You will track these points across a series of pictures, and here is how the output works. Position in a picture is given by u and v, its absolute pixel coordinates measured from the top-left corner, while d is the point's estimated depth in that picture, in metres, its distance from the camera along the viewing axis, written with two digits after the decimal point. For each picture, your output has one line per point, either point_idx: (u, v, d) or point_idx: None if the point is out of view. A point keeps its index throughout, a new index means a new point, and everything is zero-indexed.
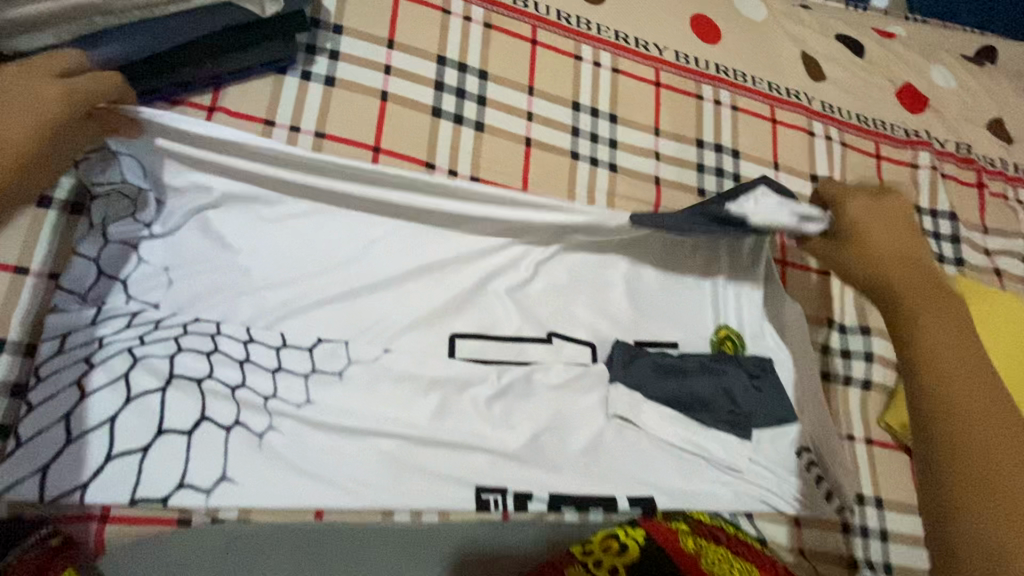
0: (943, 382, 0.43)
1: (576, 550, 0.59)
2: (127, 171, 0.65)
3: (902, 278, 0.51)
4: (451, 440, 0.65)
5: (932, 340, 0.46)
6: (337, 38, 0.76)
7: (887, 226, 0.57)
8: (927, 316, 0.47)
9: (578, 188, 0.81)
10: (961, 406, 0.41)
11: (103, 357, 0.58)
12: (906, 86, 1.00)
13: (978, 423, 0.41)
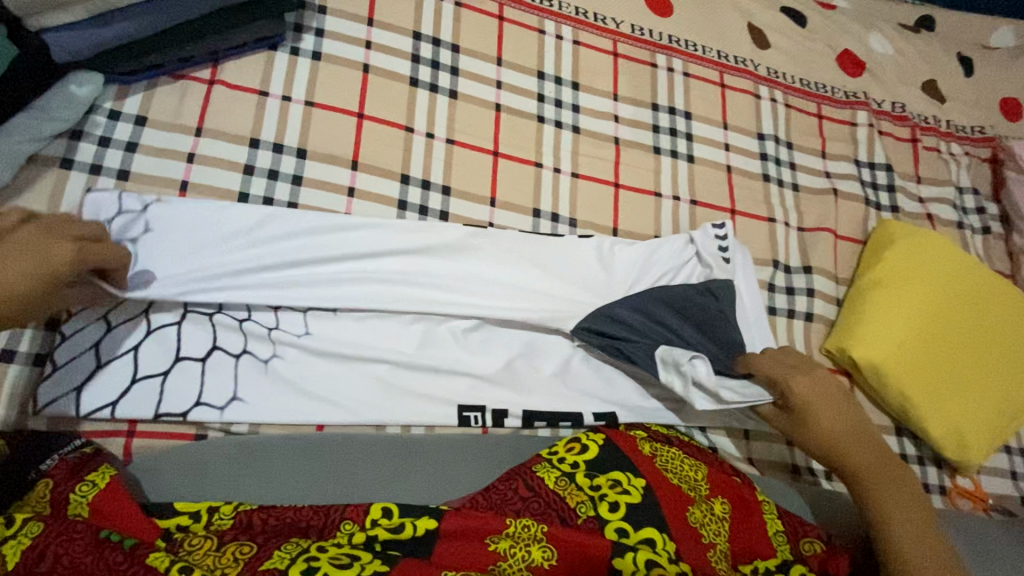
0: (883, 498, 0.65)
1: (543, 452, 0.65)
2: (140, 137, 0.74)
3: (840, 435, 0.69)
4: (436, 365, 0.73)
5: (867, 475, 0.67)
6: (322, 17, 0.85)
7: (823, 399, 0.71)
8: (849, 447, 0.68)
9: (544, 147, 0.90)
10: (901, 517, 0.63)
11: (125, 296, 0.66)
12: (845, 52, 1.09)
13: (906, 527, 0.62)
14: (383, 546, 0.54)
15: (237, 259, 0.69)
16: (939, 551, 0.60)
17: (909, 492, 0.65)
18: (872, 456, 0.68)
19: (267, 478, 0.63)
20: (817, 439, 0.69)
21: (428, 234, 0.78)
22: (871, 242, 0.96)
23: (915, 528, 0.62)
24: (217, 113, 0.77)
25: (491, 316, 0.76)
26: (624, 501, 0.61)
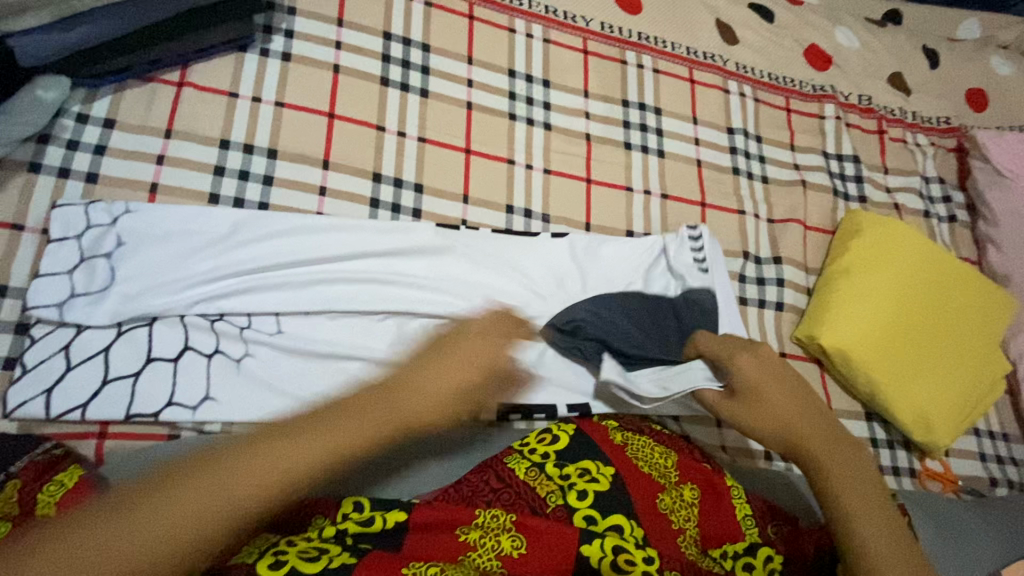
0: (828, 464, 0.65)
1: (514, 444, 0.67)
2: (110, 139, 0.74)
3: (788, 418, 0.69)
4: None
5: (817, 456, 0.66)
6: (291, 18, 0.85)
7: (767, 373, 0.72)
8: (797, 428, 0.68)
9: (516, 144, 0.91)
10: (843, 481, 0.64)
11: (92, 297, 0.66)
12: (813, 47, 1.12)
13: (849, 489, 0.63)
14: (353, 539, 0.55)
15: (208, 259, 0.70)
16: (879, 511, 0.61)
17: (859, 473, 0.65)
18: (820, 437, 0.68)
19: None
20: (763, 422, 0.69)
21: (400, 231, 0.79)
22: (839, 231, 0.98)
23: (866, 506, 0.61)
24: (186, 115, 0.78)
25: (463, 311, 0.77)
26: (592, 489, 0.62)
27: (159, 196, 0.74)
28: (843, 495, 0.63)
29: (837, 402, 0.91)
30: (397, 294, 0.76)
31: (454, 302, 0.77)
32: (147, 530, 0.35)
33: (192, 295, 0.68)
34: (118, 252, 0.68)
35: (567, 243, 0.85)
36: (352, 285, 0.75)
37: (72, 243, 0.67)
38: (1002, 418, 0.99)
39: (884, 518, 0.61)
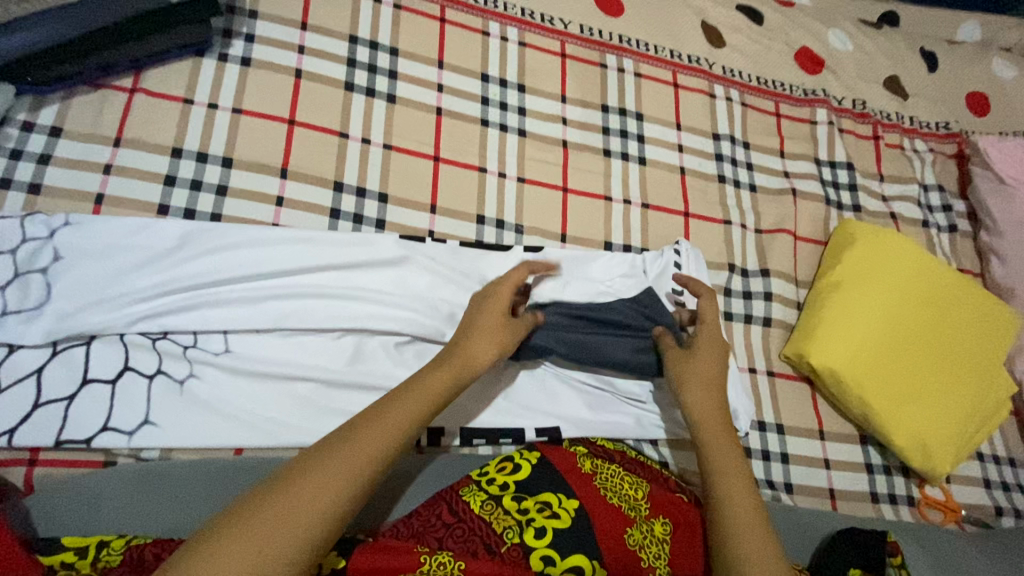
0: (712, 445, 0.63)
1: (473, 474, 0.62)
2: (57, 148, 0.71)
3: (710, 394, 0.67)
4: (365, 383, 0.69)
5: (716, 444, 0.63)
6: (252, 22, 0.82)
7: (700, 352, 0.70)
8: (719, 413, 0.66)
9: (489, 152, 0.87)
10: (725, 464, 0.62)
11: (25, 316, 0.62)
12: (804, 50, 1.07)
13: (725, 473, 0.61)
14: None
15: (153, 276, 0.66)
16: (745, 497, 0.59)
17: (740, 456, 0.63)
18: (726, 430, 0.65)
19: (171, 505, 0.59)
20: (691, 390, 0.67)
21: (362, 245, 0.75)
22: (831, 242, 0.93)
23: (736, 492, 0.60)
24: (138, 123, 0.74)
25: (425, 328, 0.73)
26: (550, 526, 0.57)
27: (106, 208, 0.70)
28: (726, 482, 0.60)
29: (829, 425, 0.86)
30: (356, 311, 0.71)
31: (417, 319, 0.73)
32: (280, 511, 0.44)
33: (133, 312, 0.64)
34: (56, 266, 0.64)
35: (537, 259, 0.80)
36: (307, 302, 0.70)
37: (6, 257, 0.63)
38: (1008, 442, 0.93)
39: (746, 505, 0.59)
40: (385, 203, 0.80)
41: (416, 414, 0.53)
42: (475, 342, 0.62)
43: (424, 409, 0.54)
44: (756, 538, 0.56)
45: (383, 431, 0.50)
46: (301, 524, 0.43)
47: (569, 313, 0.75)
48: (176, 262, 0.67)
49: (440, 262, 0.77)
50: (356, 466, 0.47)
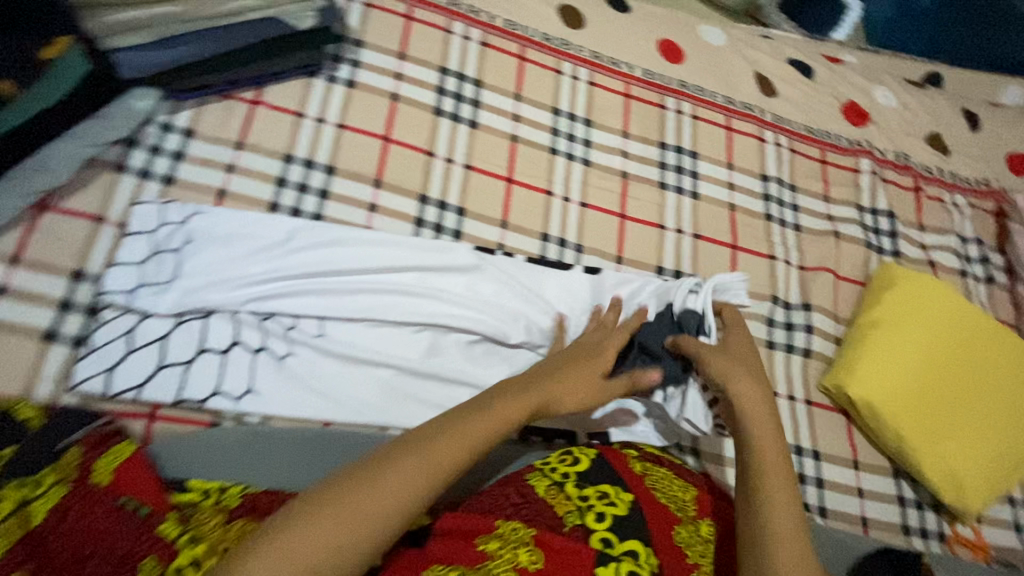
0: (757, 450, 0.66)
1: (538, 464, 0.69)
2: (188, 147, 0.81)
3: (754, 382, 0.71)
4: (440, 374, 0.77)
5: (761, 453, 0.65)
6: (358, 50, 0.93)
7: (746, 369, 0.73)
8: (759, 426, 0.68)
9: (556, 178, 0.95)
10: (768, 469, 0.64)
11: (156, 287, 0.71)
12: (850, 103, 1.15)
13: (767, 477, 0.64)
14: None
15: (262, 262, 0.75)
16: (785, 497, 0.63)
17: (785, 461, 0.66)
18: (771, 442, 0.67)
19: (275, 464, 0.67)
20: (731, 376, 0.71)
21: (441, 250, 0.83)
22: (870, 283, 0.98)
23: (781, 495, 0.63)
24: (258, 131, 0.84)
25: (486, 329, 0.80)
26: (610, 513, 0.62)
27: (226, 202, 0.80)
28: (770, 492, 0.63)
29: (864, 455, 0.90)
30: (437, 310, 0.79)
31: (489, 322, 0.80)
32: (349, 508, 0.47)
33: (245, 294, 0.73)
34: (185, 248, 0.73)
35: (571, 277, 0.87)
36: (395, 299, 0.78)
37: (147, 237, 0.73)
38: None
39: (786, 506, 0.62)
40: (462, 215, 0.89)
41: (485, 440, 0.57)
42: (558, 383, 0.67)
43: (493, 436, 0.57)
44: (798, 538, 0.60)
45: (453, 450, 0.54)
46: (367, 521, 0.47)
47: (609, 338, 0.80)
48: (284, 253, 0.76)
49: (510, 273, 0.85)
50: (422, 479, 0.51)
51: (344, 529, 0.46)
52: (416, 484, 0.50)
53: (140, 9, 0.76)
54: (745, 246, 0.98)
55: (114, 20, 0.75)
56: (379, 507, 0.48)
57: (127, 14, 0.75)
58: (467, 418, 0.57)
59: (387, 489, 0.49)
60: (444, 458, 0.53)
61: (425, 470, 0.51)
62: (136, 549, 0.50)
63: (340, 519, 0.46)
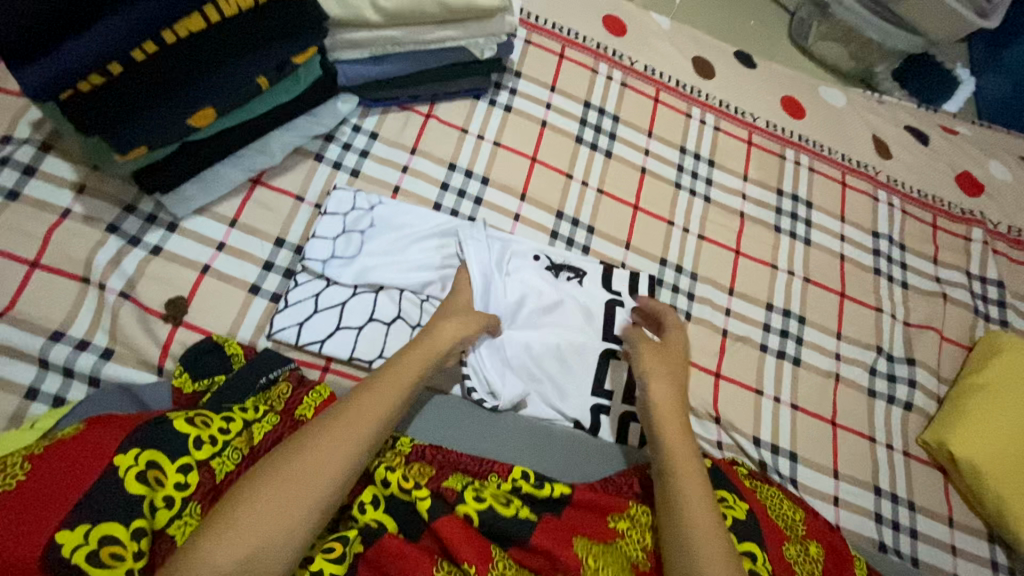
0: (670, 442, 0.66)
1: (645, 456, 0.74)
2: (371, 146, 0.94)
3: (461, 324, 0.72)
4: (564, 374, 0.82)
5: (675, 446, 0.66)
6: (517, 79, 1.05)
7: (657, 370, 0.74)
8: (680, 454, 0.65)
9: (678, 210, 1.03)
10: (678, 457, 0.65)
11: (342, 261, 0.83)
12: (965, 174, 1.18)
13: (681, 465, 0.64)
14: (531, 498, 0.66)
15: (427, 250, 0.86)
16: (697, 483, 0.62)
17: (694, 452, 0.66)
18: (683, 436, 0.67)
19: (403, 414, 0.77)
20: (654, 376, 0.73)
21: (573, 290, 0.88)
22: (976, 349, 1.00)
23: (692, 482, 0.62)
24: (430, 139, 0.97)
25: (601, 369, 0.84)
26: (730, 514, 0.68)
27: (399, 196, 0.92)
28: (682, 477, 0.63)
29: (959, 515, 0.92)
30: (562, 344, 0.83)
31: (607, 352, 0.85)
32: (267, 507, 0.49)
33: (412, 276, 0.84)
34: (370, 231, 0.86)
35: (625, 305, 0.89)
36: (529, 330, 0.83)
37: (340, 218, 0.86)
38: None
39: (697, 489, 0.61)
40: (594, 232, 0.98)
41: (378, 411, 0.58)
42: (422, 348, 0.67)
43: (385, 404, 0.59)
44: (709, 518, 0.59)
45: (347, 431, 0.55)
46: (288, 513, 0.49)
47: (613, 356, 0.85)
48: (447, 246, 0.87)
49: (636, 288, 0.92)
50: (328, 463, 0.52)
51: (244, 543, 0.47)
52: (329, 456, 0.53)
53: (364, 31, 0.85)
54: (852, 295, 1.03)
55: (342, 39, 0.85)
56: (285, 505, 0.49)
57: (354, 34, 0.85)
58: (355, 399, 0.58)
59: (299, 482, 0.50)
60: (342, 441, 0.54)
61: (317, 459, 0.52)
62: None
63: (228, 537, 0.47)
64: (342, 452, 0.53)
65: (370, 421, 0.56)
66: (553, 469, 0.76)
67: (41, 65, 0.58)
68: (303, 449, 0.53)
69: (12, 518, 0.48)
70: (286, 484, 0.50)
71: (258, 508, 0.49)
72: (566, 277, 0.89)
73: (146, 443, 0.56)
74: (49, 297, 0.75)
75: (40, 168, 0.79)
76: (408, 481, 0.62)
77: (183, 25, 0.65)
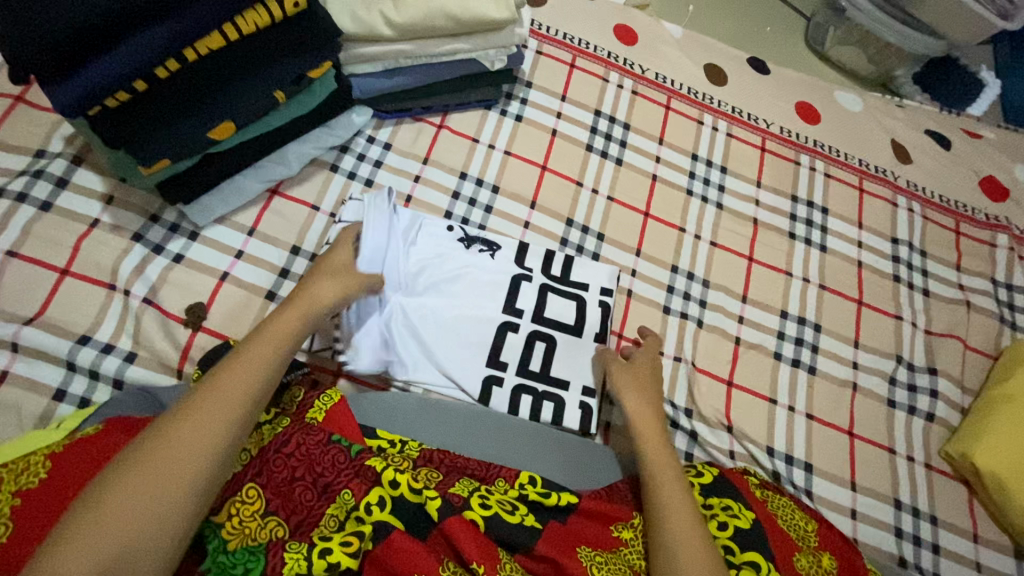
0: (648, 453, 0.70)
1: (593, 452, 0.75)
2: (384, 156, 0.97)
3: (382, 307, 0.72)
4: (457, 341, 0.83)
5: (656, 456, 0.69)
6: (527, 89, 1.06)
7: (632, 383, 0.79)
8: (662, 475, 0.67)
9: (689, 217, 1.03)
10: (658, 468, 0.68)
11: None
12: (990, 179, 1.15)
13: (660, 476, 0.67)
14: (538, 506, 0.66)
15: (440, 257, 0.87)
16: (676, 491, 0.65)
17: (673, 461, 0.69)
18: (663, 446, 0.70)
19: (377, 409, 0.77)
20: (625, 392, 0.78)
21: (480, 262, 0.88)
22: (1002, 358, 0.97)
23: (671, 492, 0.65)
24: (442, 149, 0.99)
25: (498, 342, 0.84)
26: (733, 523, 0.67)
27: (412, 205, 0.94)
28: (662, 488, 0.65)
29: (984, 530, 0.88)
30: (457, 314, 0.84)
31: (505, 325, 0.85)
32: (131, 483, 0.48)
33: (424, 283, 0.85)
34: None
35: (534, 282, 0.88)
36: (426, 297, 0.83)
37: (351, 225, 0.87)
38: None
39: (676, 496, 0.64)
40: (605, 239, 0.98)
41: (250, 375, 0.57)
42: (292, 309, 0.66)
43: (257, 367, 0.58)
44: (690, 526, 0.61)
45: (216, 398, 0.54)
46: (158, 486, 0.48)
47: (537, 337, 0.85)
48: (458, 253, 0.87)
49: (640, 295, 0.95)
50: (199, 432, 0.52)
51: (108, 522, 0.46)
52: (199, 424, 0.52)
53: (375, 45, 0.87)
54: (870, 303, 1.01)
55: (355, 53, 0.88)
56: (154, 480, 0.49)
57: (365, 49, 0.87)
58: (224, 367, 0.57)
59: (166, 455, 0.50)
60: (212, 408, 0.53)
61: (188, 428, 0.52)
62: (337, 482, 0.62)
63: (90, 520, 0.46)
64: (212, 419, 0.53)
65: (241, 385, 0.56)
66: (560, 477, 0.76)
67: (72, 83, 0.60)
68: (157, 438, 0.51)
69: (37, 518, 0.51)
70: (141, 475, 0.48)
71: (122, 487, 0.48)
72: (477, 249, 0.88)
73: None
74: (77, 303, 0.78)
75: (72, 181, 0.83)
76: (417, 482, 0.63)
77: (203, 43, 0.67)
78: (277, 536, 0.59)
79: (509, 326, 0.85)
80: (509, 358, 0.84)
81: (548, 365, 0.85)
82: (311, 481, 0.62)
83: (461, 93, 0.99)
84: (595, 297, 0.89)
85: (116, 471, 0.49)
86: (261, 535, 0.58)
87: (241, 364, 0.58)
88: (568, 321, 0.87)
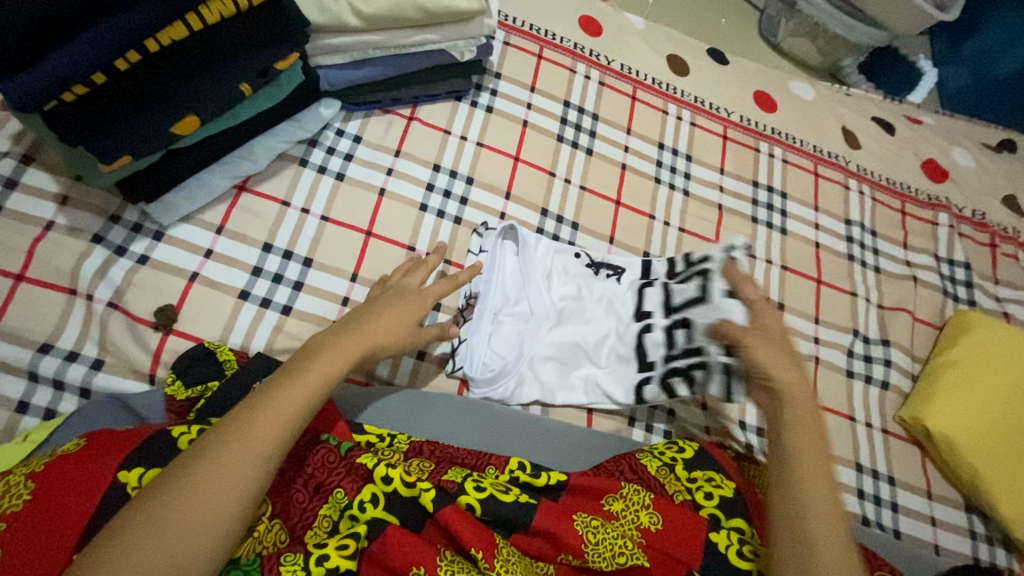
0: (793, 443, 0.64)
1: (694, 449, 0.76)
2: (355, 150, 0.95)
3: (375, 305, 0.71)
4: (609, 355, 0.89)
5: (806, 450, 0.64)
6: (496, 80, 1.06)
7: (774, 357, 0.71)
8: (810, 474, 0.62)
9: (658, 204, 1.06)
10: (805, 463, 0.63)
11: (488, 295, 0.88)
12: (930, 161, 1.23)
13: (806, 475, 0.62)
14: (528, 486, 0.68)
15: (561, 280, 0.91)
16: (821, 493, 0.61)
17: (820, 452, 0.64)
18: (813, 437, 0.65)
19: (370, 403, 0.77)
20: (772, 362, 0.70)
21: (610, 286, 0.92)
22: (947, 327, 1.05)
23: (820, 494, 0.61)
24: (414, 141, 0.98)
25: (640, 346, 0.87)
26: (718, 493, 0.71)
27: (385, 199, 0.93)
28: (808, 487, 0.61)
29: (936, 487, 0.96)
30: (569, 329, 0.89)
31: (642, 328, 0.88)
32: (174, 513, 0.47)
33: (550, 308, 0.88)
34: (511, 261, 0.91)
35: (657, 285, 0.91)
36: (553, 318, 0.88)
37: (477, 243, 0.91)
38: None
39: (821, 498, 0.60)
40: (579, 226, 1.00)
41: (301, 406, 0.56)
42: (350, 338, 0.64)
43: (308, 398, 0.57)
44: (837, 533, 0.58)
45: (265, 428, 0.53)
46: (200, 518, 0.48)
47: (669, 325, 0.87)
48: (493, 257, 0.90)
49: None
50: (246, 465, 0.51)
51: (153, 553, 0.45)
52: (247, 456, 0.51)
53: (343, 36, 0.85)
54: (828, 281, 1.06)
55: (322, 44, 0.86)
56: (197, 513, 0.48)
57: (333, 40, 0.86)
58: (277, 392, 0.55)
59: (210, 487, 0.49)
60: (260, 440, 0.52)
61: (234, 459, 0.50)
62: (329, 481, 0.62)
63: (133, 550, 0.45)
64: (262, 452, 0.52)
65: (293, 417, 0.55)
66: (548, 459, 0.78)
67: (26, 75, 0.57)
68: (204, 456, 0.50)
69: (25, 543, 0.50)
70: (184, 506, 0.47)
71: (164, 515, 0.47)
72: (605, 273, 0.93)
73: (150, 462, 0.56)
74: (35, 310, 0.74)
75: (21, 182, 0.79)
76: (410, 475, 0.63)
77: (166, 34, 0.65)
78: (279, 541, 0.58)
79: (646, 328, 0.88)
80: (654, 351, 0.87)
81: (690, 343, 0.84)
82: (303, 483, 0.62)
83: (430, 83, 0.98)
84: (720, 263, 0.86)
85: (160, 495, 0.48)
86: (266, 540, 0.57)
87: (294, 385, 0.56)
88: (694, 294, 0.86)
